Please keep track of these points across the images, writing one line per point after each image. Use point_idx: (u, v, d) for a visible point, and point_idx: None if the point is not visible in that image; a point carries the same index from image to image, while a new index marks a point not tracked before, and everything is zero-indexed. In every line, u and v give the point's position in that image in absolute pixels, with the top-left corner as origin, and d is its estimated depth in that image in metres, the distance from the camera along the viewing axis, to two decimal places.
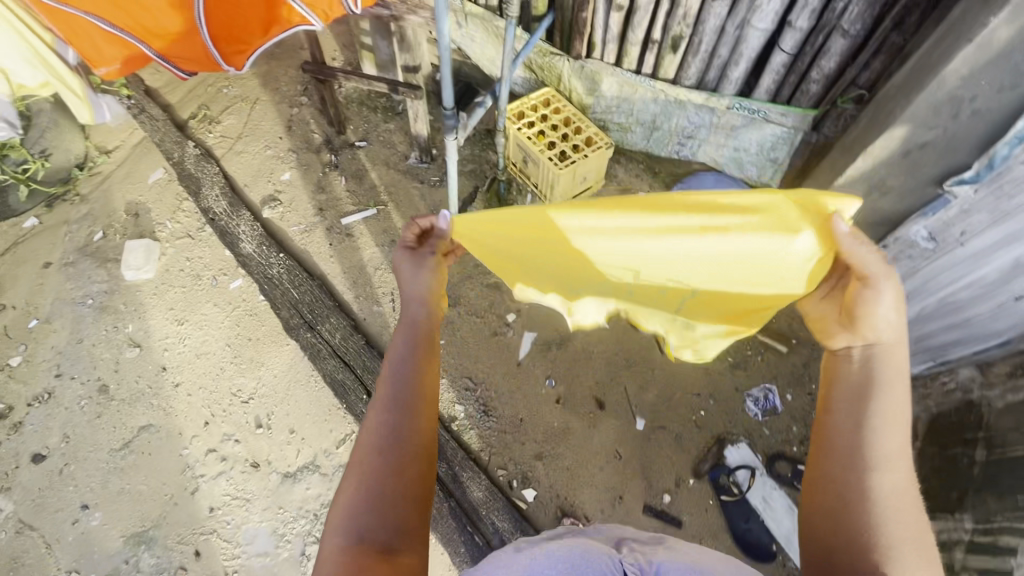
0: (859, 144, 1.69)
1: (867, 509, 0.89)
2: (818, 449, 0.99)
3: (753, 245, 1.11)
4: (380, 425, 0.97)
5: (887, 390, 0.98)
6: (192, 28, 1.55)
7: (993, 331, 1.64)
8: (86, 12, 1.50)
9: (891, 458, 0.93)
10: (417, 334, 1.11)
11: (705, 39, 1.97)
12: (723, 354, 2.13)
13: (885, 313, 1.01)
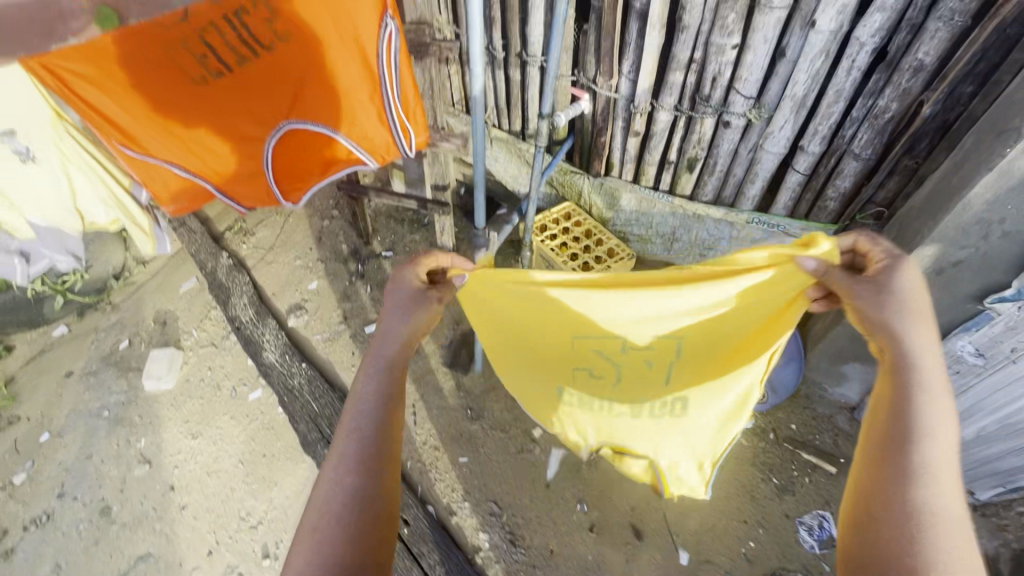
0: None
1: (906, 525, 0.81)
2: (857, 458, 0.94)
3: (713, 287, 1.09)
4: (343, 475, 0.91)
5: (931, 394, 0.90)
6: (258, 171, 1.71)
7: None
8: (166, 161, 1.61)
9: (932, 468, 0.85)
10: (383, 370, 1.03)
11: (720, 160, 2.09)
12: (766, 475, 1.99)
13: (903, 315, 0.94)
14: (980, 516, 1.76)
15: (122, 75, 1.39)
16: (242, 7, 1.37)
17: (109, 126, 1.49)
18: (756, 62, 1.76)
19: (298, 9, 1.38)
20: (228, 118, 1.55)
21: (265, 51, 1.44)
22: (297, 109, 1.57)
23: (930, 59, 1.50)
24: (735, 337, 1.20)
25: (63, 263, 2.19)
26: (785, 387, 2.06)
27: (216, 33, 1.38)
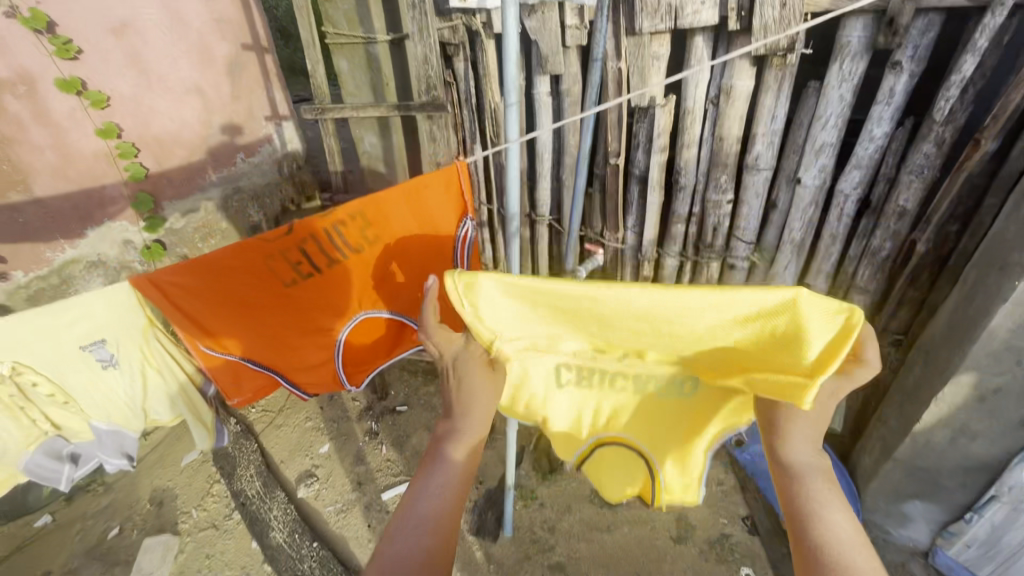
0: (922, 388, 1.68)
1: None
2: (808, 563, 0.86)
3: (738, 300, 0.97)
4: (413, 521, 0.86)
5: (828, 500, 0.90)
6: (327, 357, 1.57)
7: None
8: (241, 355, 1.42)
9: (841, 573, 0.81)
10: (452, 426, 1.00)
11: None
12: None
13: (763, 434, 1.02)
14: None
15: (219, 281, 1.30)
16: (340, 220, 1.43)
17: (196, 331, 1.32)
18: (751, 212, 1.95)
19: (390, 219, 1.48)
20: (311, 314, 1.48)
21: (355, 255, 1.48)
22: (380, 295, 1.57)
23: (911, 205, 1.66)
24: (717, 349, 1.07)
25: (112, 467, 1.54)
26: None
27: (314, 243, 1.41)
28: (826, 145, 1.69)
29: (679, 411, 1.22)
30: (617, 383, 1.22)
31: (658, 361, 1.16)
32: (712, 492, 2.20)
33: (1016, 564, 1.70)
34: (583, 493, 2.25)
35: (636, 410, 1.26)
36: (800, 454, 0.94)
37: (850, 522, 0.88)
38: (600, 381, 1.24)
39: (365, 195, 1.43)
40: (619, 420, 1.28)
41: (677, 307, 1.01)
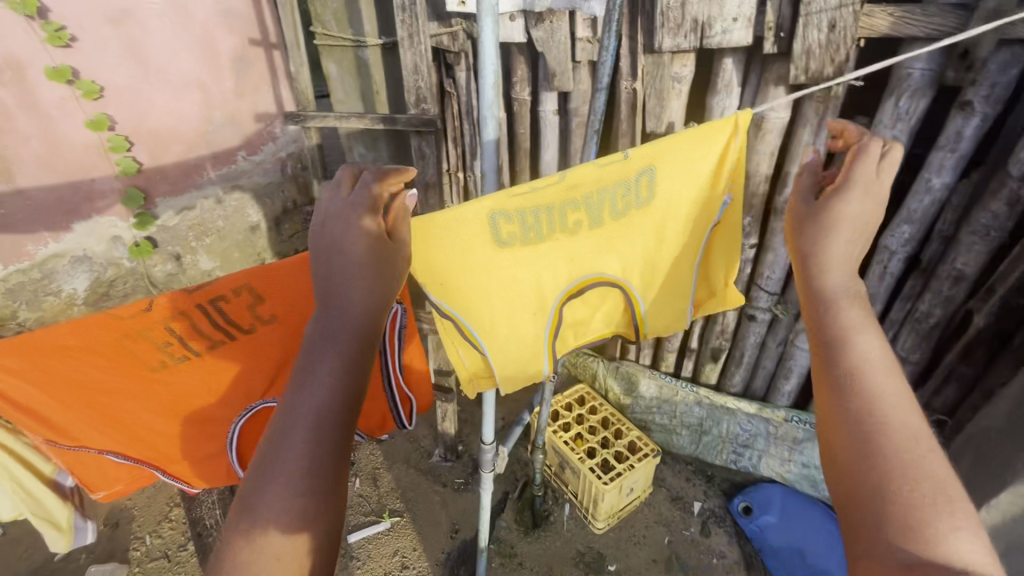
0: (972, 489, 1.43)
1: (892, 484, 0.61)
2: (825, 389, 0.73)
3: (676, 145, 1.01)
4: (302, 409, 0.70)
5: (861, 314, 0.76)
6: (215, 451, 1.28)
7: None
8: (100, 448, 1.19)
9: (869, 425, 0.66)
10: (315, 331, 0.75)
11: (748, 353, 1.99)
12: None
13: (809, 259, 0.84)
14: None
15: (57, 366, 1.08)
16: (222, 295, 1.15)
17: (34, 422, 1.11)
18: (776, 263, 1.71)
19: (289, 296, 1.18)
20: (188, 404, 1.21)
21: (244, 335, 1.18)
22: (278, 381, 1.24)
23: (970, 271, 1.41)
24: (665, 206, 1.08)
25: None
26: None
27: (186, 322, 1.14)
28: None
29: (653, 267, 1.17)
30: (570, 221, 1.06)
31: (630, 203, 1.06)
32: (712, 564, 1.99)
33: None
34: (567, 555, 2.03)
35: (600, 243, 1.12)
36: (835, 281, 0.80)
37: (885, 351, 0.73)
38: (553, 223, 1.06)
39: (254, 267, 1.15)
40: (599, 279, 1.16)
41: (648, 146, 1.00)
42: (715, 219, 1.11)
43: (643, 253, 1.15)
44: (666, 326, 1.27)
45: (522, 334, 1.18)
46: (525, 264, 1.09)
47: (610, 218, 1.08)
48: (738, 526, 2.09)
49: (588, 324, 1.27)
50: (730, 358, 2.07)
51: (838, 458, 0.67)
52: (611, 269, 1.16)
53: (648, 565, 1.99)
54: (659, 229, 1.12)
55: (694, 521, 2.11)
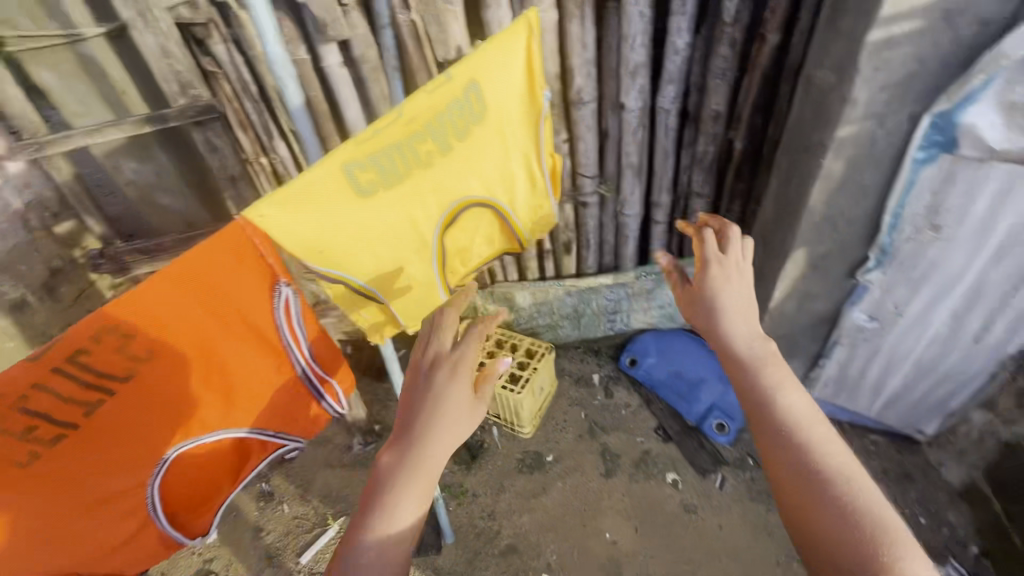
0: (769, 272, 1.88)
1: (843, 513, 0.79)
2: (762, 443, 0.91)
3: (487, 56, 1.08)
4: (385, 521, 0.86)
5: (776, 372, 0.97)
6: (143, 527, 1.14)
7: (972, 372, 1.76)
8: None
9: (808, 471, 0.84)
10: (402, 469, 0.89)
11: (591, 235, 2.25)
12: (771, 504, 2.04)
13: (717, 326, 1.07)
14: (937, 447, 2.00)
15: None
16: (79, 349, 0.96)
17: None
18: (588, 149, 1.93)
19: (159, 324, 1.02)
20: (84, 491, 1.03)
21: (124, 384, 1.02)
22: (182, 418, 1.11)
23: (722, 107, 1.78)
24: (495, 113, 1.16)
25: None
26: (736, 409, 2.24)
27: (46, 396, 0.96)
28: (638, 65, 1.70)
29: (503, 174, 1.27)
30: (421, 153, 1.07)
31: (467, 120, 1.11)
32: (622, 416, 2.34)
33: (861, 389, 2.00)
34: (511, 468, 2.22)
35: (455, 168, 1.15)
36: (746, 344, 1.02)
37: (802, 401, 0.93)
38: (406, 159, 1.05)
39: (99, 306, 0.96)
40: (465, 201, 1.22)
41: (465, 63, 1.05)
42: (538, 112, 1.23)
43: (494, 167, 1.23)
44: (528, 221, 1.42)
45: (413, 275, 1.20)
46: (394, 209, 1.08)
47: (456, 140, 1.11)
48: (631, 377, 2.46)
49: (467, 247, 1.34)
50: (580, 246, 2.32)
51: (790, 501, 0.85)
52: (471, 189, 1.22)
53: (576, 442, 2.27)
54: (498, 137, 1.19)
55: (599, 390, 2.44)
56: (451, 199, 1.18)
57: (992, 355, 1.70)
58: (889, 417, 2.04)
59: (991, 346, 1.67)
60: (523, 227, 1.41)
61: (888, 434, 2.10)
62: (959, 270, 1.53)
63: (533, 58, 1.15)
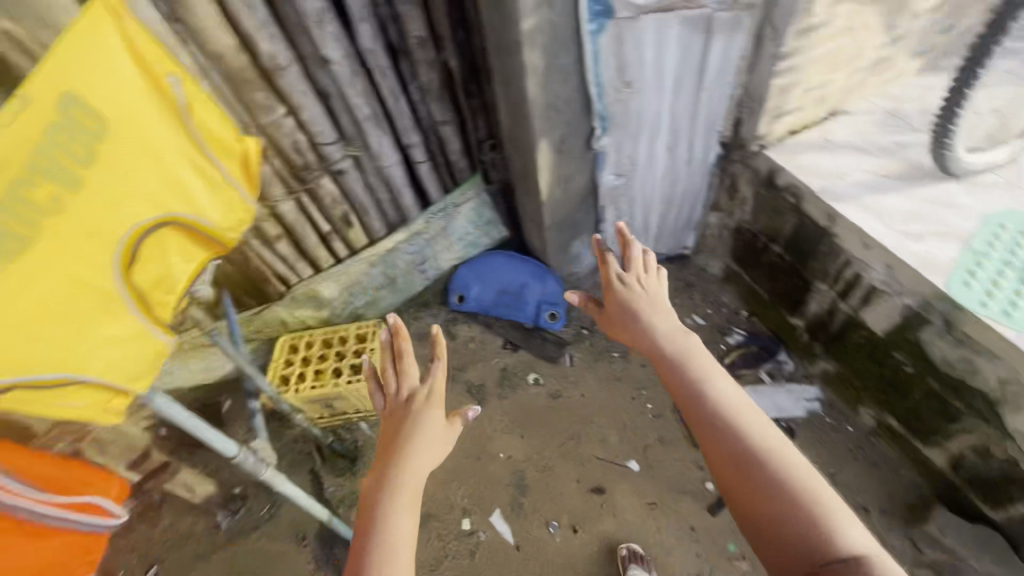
0: (529, 170, 2.03)
1: (773, 475, 0.99)
2: (696, 424, 1.13)
3: (64, 55, 0.84)
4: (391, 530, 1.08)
5: (705, 367, 1.21)
6: None
7: (698, 189, 2.17)
8: None
9: (739, 443, 1.05)
10: (390, 487, 1.13)
11: (364, 200, 2.14)
12: (611, 356, 2.38)
13: (641, 329, 1.34)
14: (701, 253, 2.50)
15: None
16: None
17: None
18: (315, 115, 1.77)
19: None
20: None
21: None
22: None
23: (423, 31, 1.76)
24: (124, 118, 0.90)
25: None
26: (558, 296, 2.50)
27: None
28: (320, 12, 1.57)
29: (185, 186, 1.02)
30: (34, 204, 0.79)
31: (83, 139, 0.85)
32: (473, 349, 2.50)
33: (635, 234, 2.38)
34: None
35: (107, 202, 0.87)
36: (670, 340, 1.28)
37: (733, 390, 1.15)
38: (12, 220, 0.76)
39: None
40: (148, 237, 0.95)
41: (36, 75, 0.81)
42: (183, 101, 1.01)
43: (155, 176, 0.95)
44: (242, 225, 1.19)
45: (125, 353, 0.92)
46: (35, 289, 0.78)
47: (82, 169, 0.84)
48: (466, 312, 2.60)
49: (185, 286, 1.08)
50: (359, 215, 2.20)
51: (727, 474, 1.04)
52: (135, 213, 0.92)
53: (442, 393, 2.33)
54: (151, 146, 0.94)
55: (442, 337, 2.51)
56: (125, 246, 0.90)
57: (704, 172, 2.09)
58: (663, 247, 2.48)
59: (702, 164, 2.06)
60: (231, 232, 1.16)
61: (667, 258, 2.55)
62: (655, 111, 1.83)
63: (139, 41, 0.93)
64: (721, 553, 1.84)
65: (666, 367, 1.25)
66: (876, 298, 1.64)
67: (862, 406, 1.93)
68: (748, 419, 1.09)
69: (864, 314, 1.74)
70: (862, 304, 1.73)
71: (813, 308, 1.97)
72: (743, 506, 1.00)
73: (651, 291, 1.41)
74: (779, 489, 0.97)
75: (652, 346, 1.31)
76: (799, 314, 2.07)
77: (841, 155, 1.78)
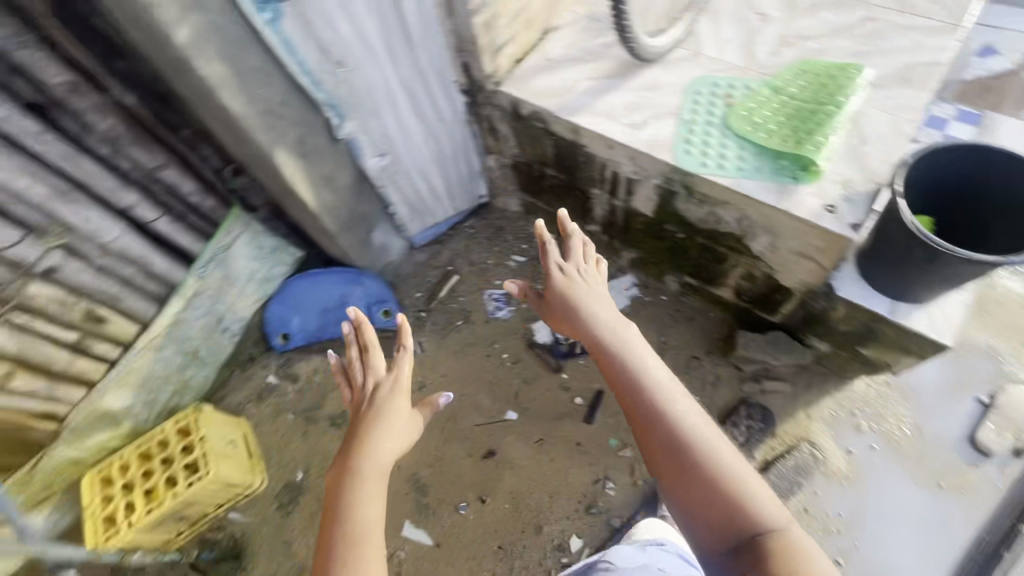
0: (283, 184, 1.83)
1: (707, 458, 1.14)
2: (635, 412, 1.25)
3: None
4: (367, 514, 1.26)
5: (651, 362, 1.32)
6: None
7: (464, 138, 2.17)
8: None
9: (676, 431, 1.19)
10: (364, 476, 1.31)
11: (104, 287, 1.77)
12: (455, 326, 2.39)
13: (575, 319, 1.45)
14: (497, 195, 2.55)
15: None
16: None
17: None
18: None
19: None
20: None
21: None
22: None
23: (66, 73, 1.42)
24: None
25: None
26: (380, 291, 2.41)
27: None
28: None
29: None
30: None
31: None
32: (318, 379, 2.37)
33: (428, 202, 2.36)
34: (274, 523, 2.10)
35: None
36: (607, 328, 1.40)
37: (669, 377, 1.30)
38: None
39: None
40: None
41: None
42: None
43: None
44: None
45: None
46: None
47: None
48: (298, 348, 2.43)
49: None
50: (107, 305, 1.81)
51: (666, 464, 1.17)
52: None
53: (307, 445, 2.23)
54: None
55: (286, 384, 2.37)
56: None
57: (461, 121, 2.08)
58: (459, 203, 2.49)
59: (455, 115, 2.04)
60: None
61: (469, 211, 2.58)
62: (382, 81, 1.74)
63: None
64: (607, 451, 2.02)
65: (603, 359, 1.37)
66: (636, 187, 1.81)
67: (667, 277, 2.19)
68: (685, 407, 1.23)
69: (633, 205, 1.92)
70: (628, 196, 1.90)
71: (597, 213, 2.14)
72: (679, 488, 1.15)
73: (592, 285, 1.51)
74: (713, 471, 1.13)
75: (590, 336, 1.41)
76: (591, 221, 2.23)
77: (564, 71, 1.87)
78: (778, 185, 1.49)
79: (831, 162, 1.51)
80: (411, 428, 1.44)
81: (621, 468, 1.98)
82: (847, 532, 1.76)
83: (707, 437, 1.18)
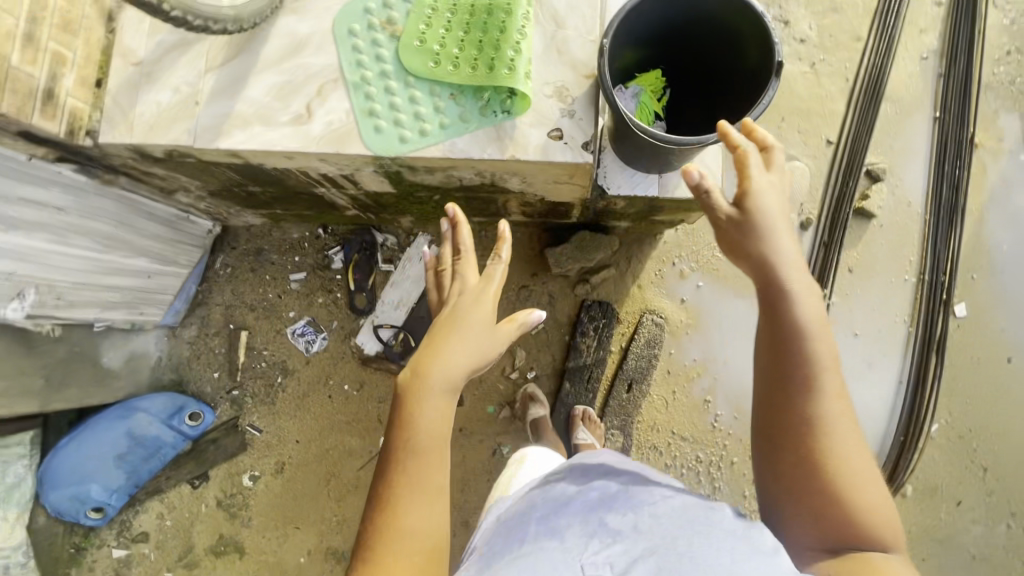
0: None
1: (847, 469, 0.85)
2: (785, 384, 0.89)
3: None
4: (430, 421, 0.94)
5: (828, 333, 0.91)
6: None
7: (123, 201, 1.56)
8: None
9: (825, 427, 0.87)
10: (429, 376, 0.97)
11: None
12: (277, 385, 2.06)
13: (741, 243, 0.96)
14: (224, 219, 2.01)
15: None
16: None
17: None
18: None
19: None
20: None
21: None
22: None
23: None
24: None
25: None
26: (165, 401, 1.96)
27: None
28: None
29: None
30: None
31: None
32: (168, 523, 2.02)
33: (145, 286, 1.80)
34: None
35: None
36: (791, 265, 0.93)
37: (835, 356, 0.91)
38: None
39: None
40: None
41: None
42: None
43: None
44: None
45: None
46: None
47: None
48: (124, 509, 2.02)
49: None
50: None
51: (788, 458, 0.88)
52: None
53: None
54: None
55: (136, 550, 2.01)
56: None
57: (96, 189, 1.47)
58: (188, 258, 1.95)
59: (79, 190, 1.42)
60: None
61: (206, 252, 2.04)
62: None
63: None
64: (489, 420, 1.96)
65: (764, 295, 0.93)
66: (355, 178, 1.43)
67: None
68: (842, 402, 0.88)
69: (369, 190, 1.55)
70: (356, 186, 1.52)
71: (342, 203, 1.74)
72: (794, 480, 0.87)
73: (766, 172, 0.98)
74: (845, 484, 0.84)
75: (753, 261, 0.94)
76: (343, 209, 1.83)
77: (170, 73, 1.28)
78: (493, 130, 1.21)
79: (534, 73, 1.23)
80: (495, 342, 1.08)
81: (508, 427, 1.96)
82: (706, 372, 1.93)
83: (844, 439, 0.87)
